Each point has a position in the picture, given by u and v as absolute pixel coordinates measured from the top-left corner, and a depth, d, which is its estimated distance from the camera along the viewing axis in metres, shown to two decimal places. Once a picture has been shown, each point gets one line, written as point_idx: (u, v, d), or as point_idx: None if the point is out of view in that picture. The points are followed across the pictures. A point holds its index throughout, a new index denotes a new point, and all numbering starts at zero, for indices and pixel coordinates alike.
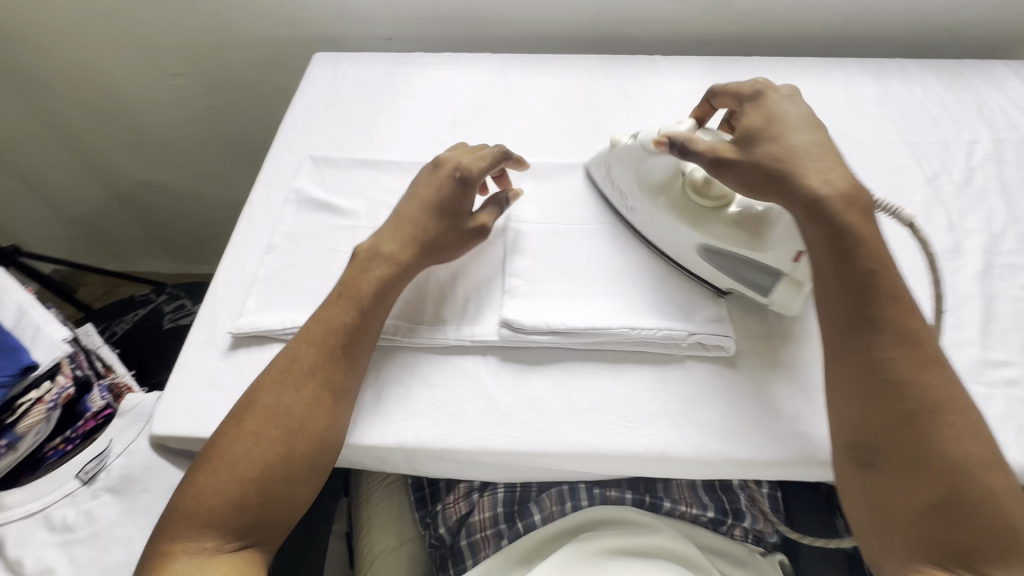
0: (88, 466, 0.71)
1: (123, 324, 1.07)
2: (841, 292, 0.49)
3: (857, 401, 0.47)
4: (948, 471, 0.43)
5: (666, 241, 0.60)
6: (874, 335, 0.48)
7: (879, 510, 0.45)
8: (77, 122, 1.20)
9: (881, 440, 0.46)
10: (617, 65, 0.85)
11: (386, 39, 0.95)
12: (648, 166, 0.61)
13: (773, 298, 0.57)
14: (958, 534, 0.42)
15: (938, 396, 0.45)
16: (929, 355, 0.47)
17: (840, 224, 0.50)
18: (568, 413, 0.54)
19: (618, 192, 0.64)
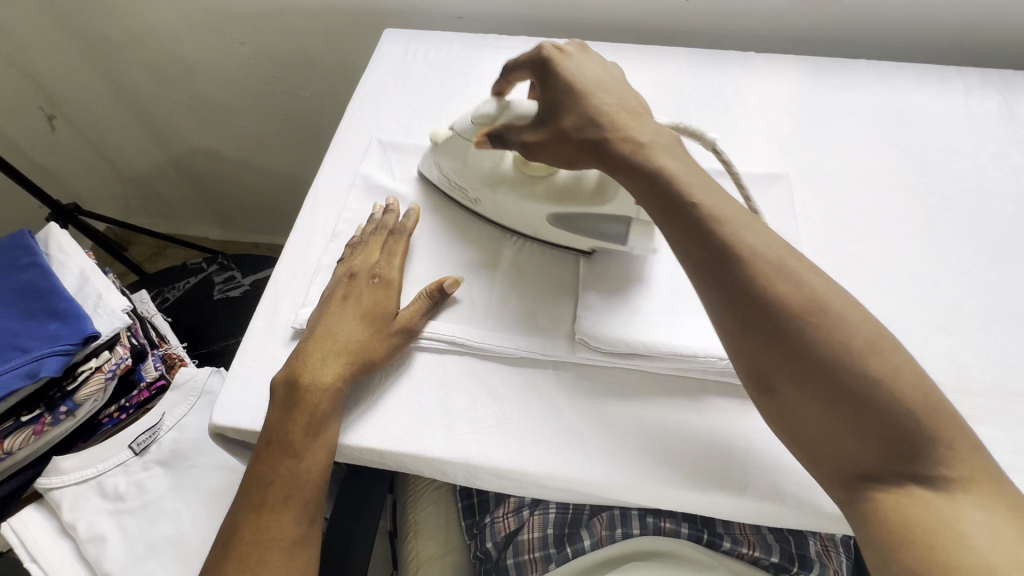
0: (140, 437, 0.72)
1: (175, 291, 1.08)
2: (680, 219, 0.47)
3: (736, 334, 0.43)
4: (836, 377, 0.40)
5: (520, 220, 0.60)
6: (722, 258, 0.44)
7: (800, 442, 0.42)
8: (141, 85, 1.20)
9: (768, 368, 0.42)
10: (705, 60, 0.78)
11: (458, 17, 0.91)
12: (474, 158, 0.59)
13: (630, 244, 0.57)
14: (880, 442, 0.39)
15: (793, 301, 0.42)
16: (767, 258, 0.43)
17: (649, 169, 0.48)
18: (644, 444, 0.50)
19: (457, 186, 0.62)
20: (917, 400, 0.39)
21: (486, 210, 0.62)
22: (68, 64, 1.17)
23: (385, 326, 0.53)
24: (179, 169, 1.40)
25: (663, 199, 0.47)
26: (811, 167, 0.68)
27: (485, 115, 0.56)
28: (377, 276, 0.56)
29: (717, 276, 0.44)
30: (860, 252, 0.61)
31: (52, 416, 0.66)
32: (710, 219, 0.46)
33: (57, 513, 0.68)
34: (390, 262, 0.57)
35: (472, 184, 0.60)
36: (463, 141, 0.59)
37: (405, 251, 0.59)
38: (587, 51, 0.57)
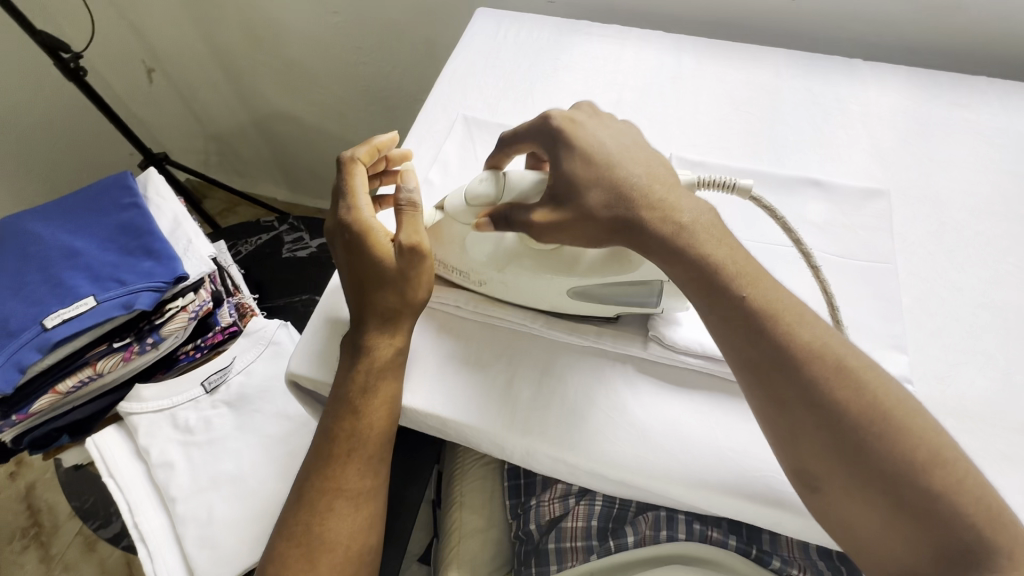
0: (212, 376, 0.76)
1: (248, 246, 1.13)
2: (729, 306, 0.44)
3: (785, 435, 0.42)
4: (892, 483, 0.38)
5: (537, 298, 0.54)
6: (770, 354, 0.42)
7: (848, 539, 0.41)
8: (236, 47, 1.25)
9: (817, 469, 0.41)
10: (807, 63, 0.75)
11: (549, 2, 0.90)
12: (474, 241, 0.53)
13: (661, 306, 0.53)
14: (936, 550, 0.38)
15: (852, 406, 0.40)
16: (821, 357, 0.41)
17: (694, 256, 0.45)
18: (710, 449, 0.49)
19: (458, 272, 0.55)
20: (979, 511, 0.37)
21: (496, 292, 0.55)
22: (173, 20, 1.24)
23: (387, 255, 0.51)
24: (258, 130, 1.46)
25: (710, 287, 0.45)
26: (914, 186, 0.64)
27: (484, 195, 0.51)
28: (351, 224, 0.52)
29: (765, 375, 0.42)
30: (961, 281, 0.57)
31: (140, 346, 0.70)
32: (760, 311, 0.43)
33: (134, 436, 0.73)
34: (352, 207, 0.53)
35: (475, 266, 0.54)
36: (461, 225, 0.53)
37: (365, 184, 0.55)
38: (598, 117, 0.54)
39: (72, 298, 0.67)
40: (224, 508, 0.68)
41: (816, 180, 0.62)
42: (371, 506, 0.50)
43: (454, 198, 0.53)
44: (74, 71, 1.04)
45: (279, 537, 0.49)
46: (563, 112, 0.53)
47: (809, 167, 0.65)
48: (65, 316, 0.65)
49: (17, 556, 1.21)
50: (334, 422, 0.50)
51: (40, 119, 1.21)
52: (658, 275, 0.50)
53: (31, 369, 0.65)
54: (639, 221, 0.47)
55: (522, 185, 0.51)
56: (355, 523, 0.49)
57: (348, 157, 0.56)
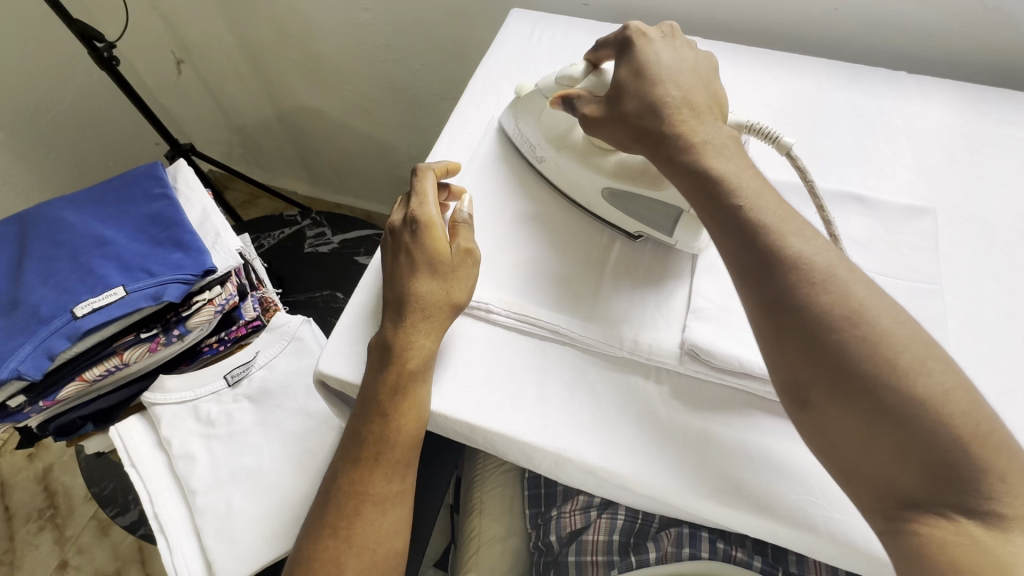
0: (235, 369, 0.76)
1: (271, 239, 1.13)
2: (723, 217, 0.45)
3: (772, 339, 0.42)
4: (877, 394, 0.38)
5: (575, 189, 0.60)
6: (763, 261, 0.43)
7: (834, 460, 0.40)
8: (266, 41, 1.26)
9: (804, 378, 0.40)
10: (851, 74, 0.73)
11: (583, 4, 0.89)
12: (549, 118, 0.61)
13: (674, 238, 0.56)
14: (920, 462, 0.37)
15: (838, 314, 0.40)
16: (812, 265, 0.41)
17: (699, 167, 0.47)
18: (745, 468, 0.47)
19: (527, 141, 0.62)
20: (966, 427, 0.37)
21: (548, 172, 0.62)
22: (204, 13, 1.25)
23: (442, 259, 0.52)
24: (283, 124, 1.46)
25: (709, 199, 0.46)
26: (961, 205, 0.61)
27: (570, 77, 0.57)
28: (418, 222, 0.53)
29: (758, 281, 0.43)
30: (1009, 305, 0.55)
31: (166, 337, 0.71)
32: (756, 221, 0.44)
33: (156, 427, 0.73)
34: (423, 203, 0.54)
35: (539, 140, 0.61)
36: (542, 101, 0.61)
37: (435, 189, 0.56)
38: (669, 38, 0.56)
39: (102, 288, 0.67)
40: (243, 503, 0.68)
41: (858, 195, 0.61)
42: (398, 511, 0.50)
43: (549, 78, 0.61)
44: (107, 60, 1.05)
45: (307, 536, 0.49)
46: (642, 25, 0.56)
47: (850, 181, 0.64)
48: (94, 305, 0.66)
49: (32, 537, 1.23)
50: (364, 425, 0.50)
51: (72, 107, 1.22)
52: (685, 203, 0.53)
53: (60, 356, 0.65)
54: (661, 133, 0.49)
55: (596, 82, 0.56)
56: (382, 526, 0.49)
57: (422, 165, 0.58)
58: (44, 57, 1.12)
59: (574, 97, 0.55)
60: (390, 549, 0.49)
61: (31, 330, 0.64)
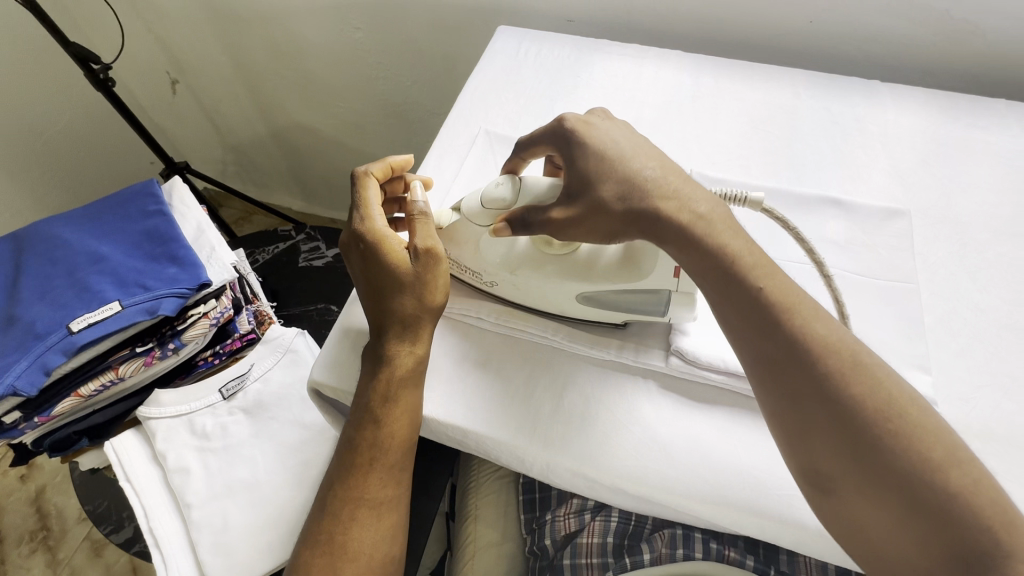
0: (230, 383, 0.77)
1: (265, 255, 1.15)
2: (738, 305, 0.44)
3: (794, 432, 0.41)
4: (903, 482, 0.37)
5: (542, 301, 0.55)
6: (781, 348, 0.42)
7: (860, 548, 0.39)
8: (260, 60, 1.29)
9: (827, 468, 0.40)
10: (827, 83, 0.76)
11: (568, 21, 0.93)
12: (487, 245, 0.55)
13: (668, 315, 0.53)
14: (953, 557, 0.35)
15: (867, 404, 0.39)
16: (838, 352, 0.41)
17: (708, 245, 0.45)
18: (732, 466, 0.48)
19: (470, 271, 0.56)
20: (1001, 521, 0.35)
21: (505, 293, 0.56)
22: (199, 36, 1.28)
23: (402, 262, 0.51)
24: (277, 141, 1.49)
25: (721, 285, 0.45)
26: (936, 207, 0.63)
27: (501, 198, 0.52)
28: (366, 237, 0.52)
29: (776, 370, 0.42)
30: (984, 303, 0.57)
31: (161, 351, 0.71)
32: (772, 306, 0.43)
33: (151, 441, 0.73)
34: (367, 217, 0.53)
35: (489, 267, 0.55)
36: (474, 228, 0.54)
37: (377, 197, 0.56)
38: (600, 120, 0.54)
39: (98, 303, 0.68)
40: (237, 516, 0.68)
41: (834, 199, 0.63)
42: (392, 515, 0.50)
43: (470, 198, 0.54)
44: (103, 81, 1.07)
45: (304, 545, 0.50)
46: (576, 116, 0.55)
47: (828, 185, 0.66)
48: (90, 320, 0.66)
49: (24, 560, 1.21)
50: (357, 435, 0.50)
51: (68, 128, 1.24)
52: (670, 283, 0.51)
53: (55, 372, 0.66)
54: (660, 213, 0.47)
55: (535, 196, 0.52)
56: (376, 531, 0.49)
57: (361, 170, 0.56)
58: (40, 79, 1.14)
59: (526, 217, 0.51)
60: (385, 552, 0.49)
61: (26, 346, 0.65)
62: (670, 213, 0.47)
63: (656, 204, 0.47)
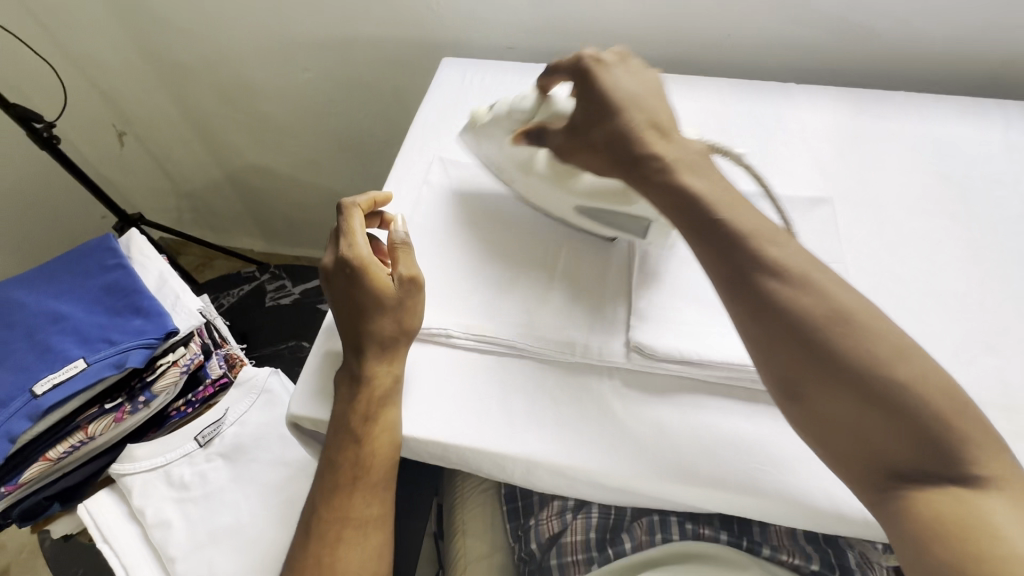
0: (206, 430, 0.76)
1: (230, 298, 1.14)
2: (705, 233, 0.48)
3: (763, 344, 0.45)
4: (863, 377, 0.42)
5: (549, 206, 0.65)
6: (743, 266, 0.46)
7: (833, 449, 0.43)
8: (210, 104, 1.30)
9: (793, 373, 0.44)
10: (748, 89, 0.83)
11: (508, 48, 0.99)
12: (511, 150, 0.64)
13: (648, 238, 0.62)
14: (911, 438, 0.40)
15: (820, 314, 0.43)
16: (790, 269, 0.45)
17: (675, 181, 0.50)
18: (697, 448, 0.52)
19: (494, 166, 0.67)
20: (947, 405, 0.41)
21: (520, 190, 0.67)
22: (147, 87, 1.29)
23: (387, 288, 0.55)
24: (234, 184, 1.49)
25: (683, 214, 0.50)
26: (855, 190, 0.70)
27: (523, 111, 0.62)
28: (352, 263, 0.55)
29: (744, 290, 0.46)
30: (904, 274, 0.63)
31: (132, 405, 0.70)
32: (736, 240, 0.47)
33: (127, 498, 0.72)
34: (351, 244, 0.56)
35: (507, 165, 0.65)
36: (500, 130, 0.63)
37: (362, 226, 0.58)
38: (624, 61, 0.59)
39: (62, 362, 0.67)
40: (224, 563, 0.67)
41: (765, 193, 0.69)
42: (378, 532, 0.52)
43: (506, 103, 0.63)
44: (47, 139, 1.05)
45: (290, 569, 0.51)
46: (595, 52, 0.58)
47: None
48: (54, 381, 0.66)
49: None
50: (338, 455, 0.53)
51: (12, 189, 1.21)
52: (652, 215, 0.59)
53: (20, 438, 0.64)
54: (636, 151, 0.52)
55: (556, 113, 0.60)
56: (364, 548, 0.51)
57: (347, 201, 0.60)
58: None
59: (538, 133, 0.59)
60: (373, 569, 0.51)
61: None
62: (646, 152, 0.52)
63: (632, 147, 0.53)
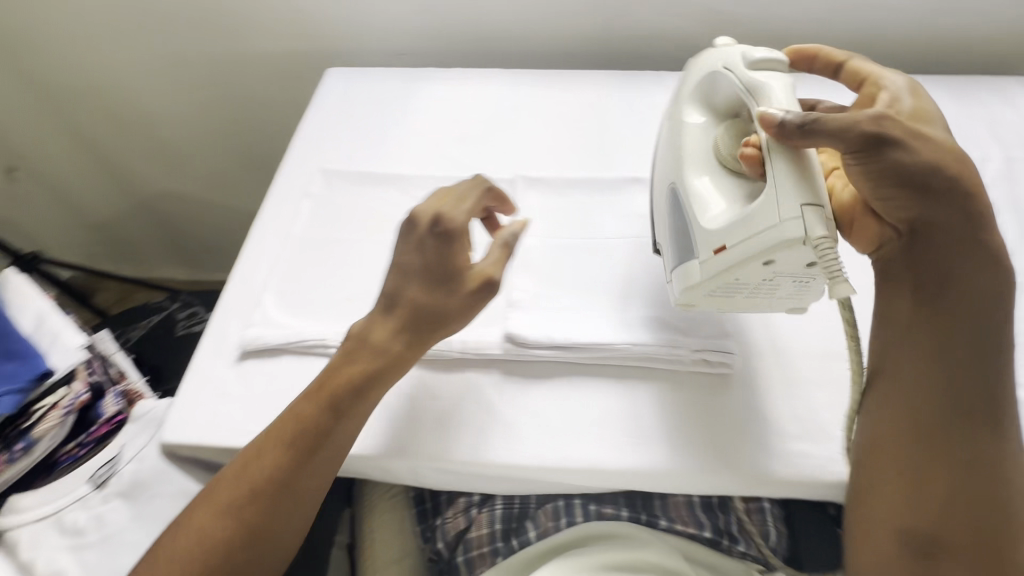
0: (99, 470, 0.73)
1: (139, 330, 1.09)
2: (947, 321, 0.49)
3: (934, 412, 0.49)
4: (979, 499, 0.47)
5: (671, 158, 0.57)
6: (956, 349, 0.49)
7: (876, 514, 0.49)
8: (103, 129, 1.24)
9: (927, 460, 0.49)
10: (625, 79, 0.86)
11: (399, 54, 1.00)
12: (720, 96, 0.57)
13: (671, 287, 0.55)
14: (942, 543, 0.47)
15: (998, 429, 0.48)
16: (1004, 387, 0.49)
17: (941, 200, 0.48)
18: (571, 427, 0.54)
19: (677, 103, 0.60)
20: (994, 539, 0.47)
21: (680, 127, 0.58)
22: (32, 113, 1.22)
23: (465, 263, 0.54)
24: (140, 212, 1.41)
25: (929, 257, 0.49)
26: None
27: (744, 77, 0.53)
28: (440, 226, 0.54)
29: (945, 363, 0.49)
30: None
31: (10, 453, 0.70)
32: (993, 340, 0.49)
33: (15, 553, 0.68)
34: (452, 212, 0.55)
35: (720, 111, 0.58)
36: (726, 83, 0.56)
37: (476, 202, 0.57)
38: (919, 96, 0.53)
39: None
40: None
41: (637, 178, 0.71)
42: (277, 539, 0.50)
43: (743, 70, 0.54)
44: None
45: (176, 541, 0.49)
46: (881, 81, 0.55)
47: (633, 166, 0.74)
48: None
49: None
50: (280, 447, 0.50)
51: None
52: (773, 218, 0.46)
53: None
54: (920, 163, 0.47)
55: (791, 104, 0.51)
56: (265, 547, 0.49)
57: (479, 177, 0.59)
58: None
59: (783, 119, 0.48)
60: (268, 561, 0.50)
61: None
62: (942, 176, 0.48)
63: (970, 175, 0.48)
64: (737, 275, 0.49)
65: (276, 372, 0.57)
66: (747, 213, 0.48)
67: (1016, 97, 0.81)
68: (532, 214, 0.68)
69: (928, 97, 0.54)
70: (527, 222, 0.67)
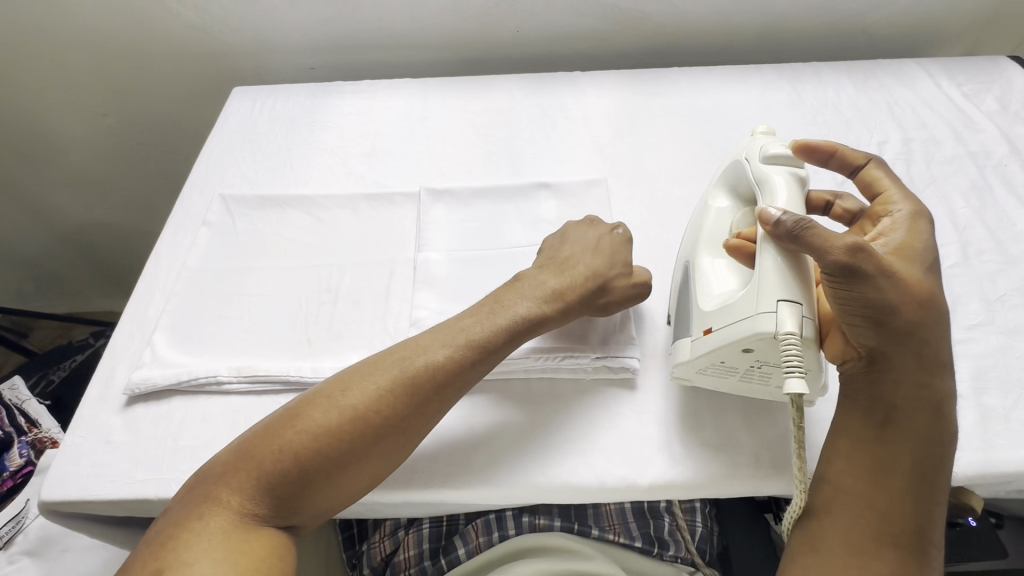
0: (2, 530, 0.68)
1: (62, 371, 1.04)
2: (880, 401, 0.44)
3: (864, 491, 0.43)
4: None
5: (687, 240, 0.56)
6: (887, 431, 0.43)
7: None
8: (7, 164, 1.16)
9: (849, 547, 0.42)
10: (536, 82, 0.85)
11: (311, 68, 0.97)
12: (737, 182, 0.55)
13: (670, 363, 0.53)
14: None
15: (927, 526, 0.42)
16: (939, 479, 0.43)
17: (896, 311, 0.42)
18: (473, 447, 0.53)
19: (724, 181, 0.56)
20: None
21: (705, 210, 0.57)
22: None
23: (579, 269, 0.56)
24: (65, 248, 1.34)
25: (884, 354, 0.43)
26: (632, 168, 0.74)
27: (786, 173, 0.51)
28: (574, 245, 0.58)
29: (877, 443, 0.44)
30: (669, 241, 0.66)
31: None
32: (926, 427, 0.43)
33: None
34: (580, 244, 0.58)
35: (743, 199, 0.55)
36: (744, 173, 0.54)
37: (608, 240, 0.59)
38: (915, 227, 0.46)
39: None
40: None
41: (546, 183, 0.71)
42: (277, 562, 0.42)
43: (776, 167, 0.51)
44: None
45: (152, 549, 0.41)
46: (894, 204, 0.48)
47: (543, 171, 0.74)
48: None
49: None
50: (291, 446, 0.44)
51: None
52: (750, 308, 0.44)
53: None
54: (886, 299, 0.42)
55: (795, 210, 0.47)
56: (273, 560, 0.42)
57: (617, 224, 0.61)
58: None
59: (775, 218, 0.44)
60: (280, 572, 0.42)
61: None
62: (901, 307, 0.42)
63: (933, 309, 0.43)
64: (722, 358, 0.47)
65: (167, 415, 0.54)
66: (736, 297, 0.46)
67: (914, 79, 0.83)
68: (436, 227, 0.66)
69: (928, 231, 0.47)
70: (432, 236, 0.65)
